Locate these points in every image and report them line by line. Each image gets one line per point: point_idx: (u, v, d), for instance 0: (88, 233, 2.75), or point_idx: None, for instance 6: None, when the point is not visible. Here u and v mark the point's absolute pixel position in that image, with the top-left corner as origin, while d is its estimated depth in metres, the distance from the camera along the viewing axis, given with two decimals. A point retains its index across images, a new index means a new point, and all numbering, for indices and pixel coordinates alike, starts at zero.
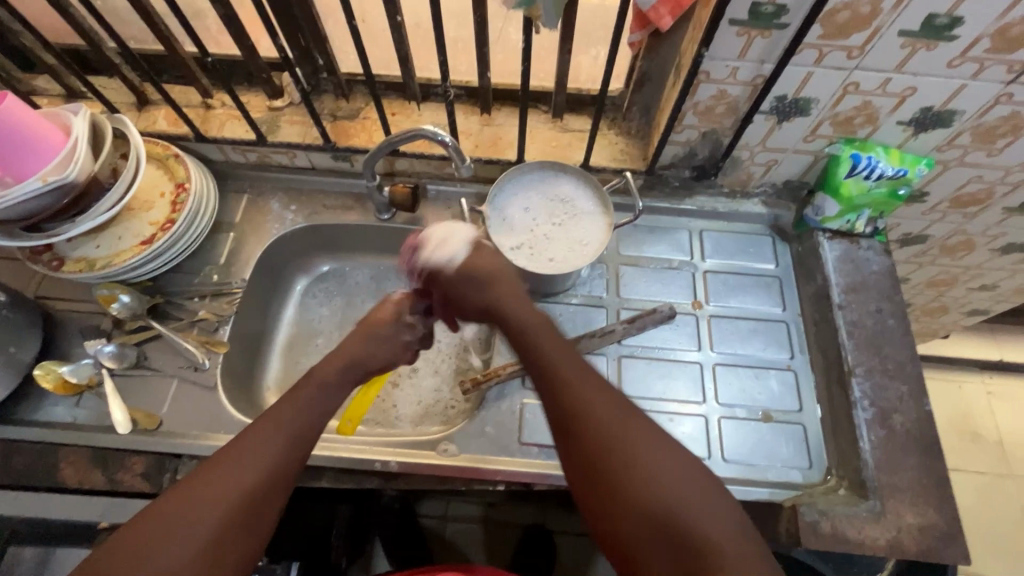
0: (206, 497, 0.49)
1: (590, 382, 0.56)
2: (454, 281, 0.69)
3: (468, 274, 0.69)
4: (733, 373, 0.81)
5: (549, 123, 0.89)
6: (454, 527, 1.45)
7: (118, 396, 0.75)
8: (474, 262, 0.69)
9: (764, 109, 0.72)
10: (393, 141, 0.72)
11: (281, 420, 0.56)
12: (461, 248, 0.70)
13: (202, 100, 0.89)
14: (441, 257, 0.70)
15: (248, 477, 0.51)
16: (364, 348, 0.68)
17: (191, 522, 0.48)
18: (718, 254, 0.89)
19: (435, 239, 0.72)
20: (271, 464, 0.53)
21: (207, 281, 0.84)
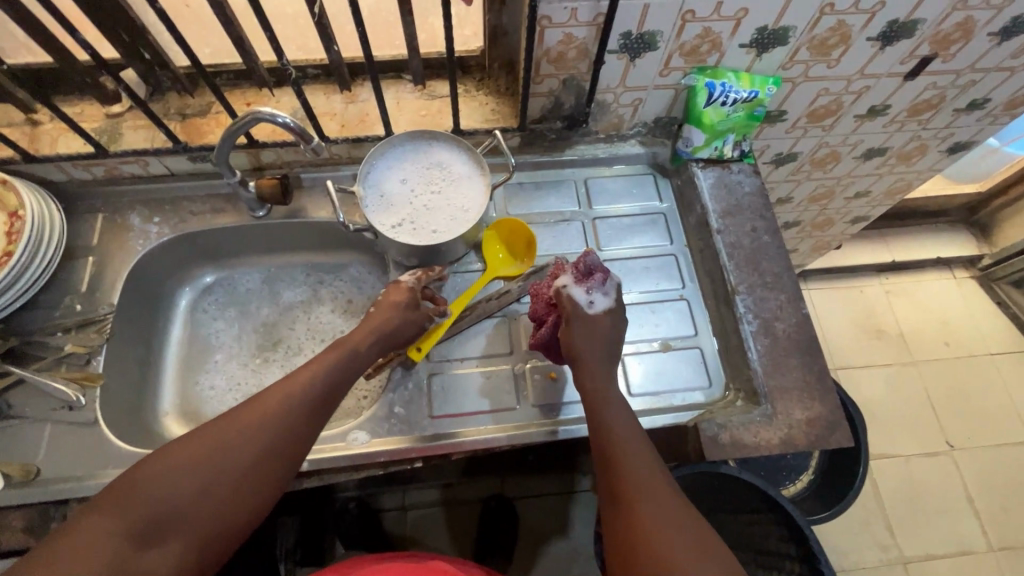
0: (252, 424, 0.53)
1: (638, 448, 0.58)
2: (573, 323, 0.67)
3: (591, 327, 0.67)
4: (631, 311, 0.84)
5: (414, 92, 0.86)
6: (418, 513, 1.44)
7: None
8: (599, 321, 0.68)
9: (613, 48, 0.73)
10: (236, 126, 0.69)
11: (319, 377, 0.60)
12: (606, 310, 0.69)
13: (26, 117, 0.80)
14: (582, 298, 0.68)
15: (284, 418, 0.55)
16: (397, 322, 0.71)
17: (233, 445, 0.52)
18: (604, 199, 0.91)
19: (574, 296, 0.68)
20: (304, 409, 0.57)
21: (70, 312, 0.77)
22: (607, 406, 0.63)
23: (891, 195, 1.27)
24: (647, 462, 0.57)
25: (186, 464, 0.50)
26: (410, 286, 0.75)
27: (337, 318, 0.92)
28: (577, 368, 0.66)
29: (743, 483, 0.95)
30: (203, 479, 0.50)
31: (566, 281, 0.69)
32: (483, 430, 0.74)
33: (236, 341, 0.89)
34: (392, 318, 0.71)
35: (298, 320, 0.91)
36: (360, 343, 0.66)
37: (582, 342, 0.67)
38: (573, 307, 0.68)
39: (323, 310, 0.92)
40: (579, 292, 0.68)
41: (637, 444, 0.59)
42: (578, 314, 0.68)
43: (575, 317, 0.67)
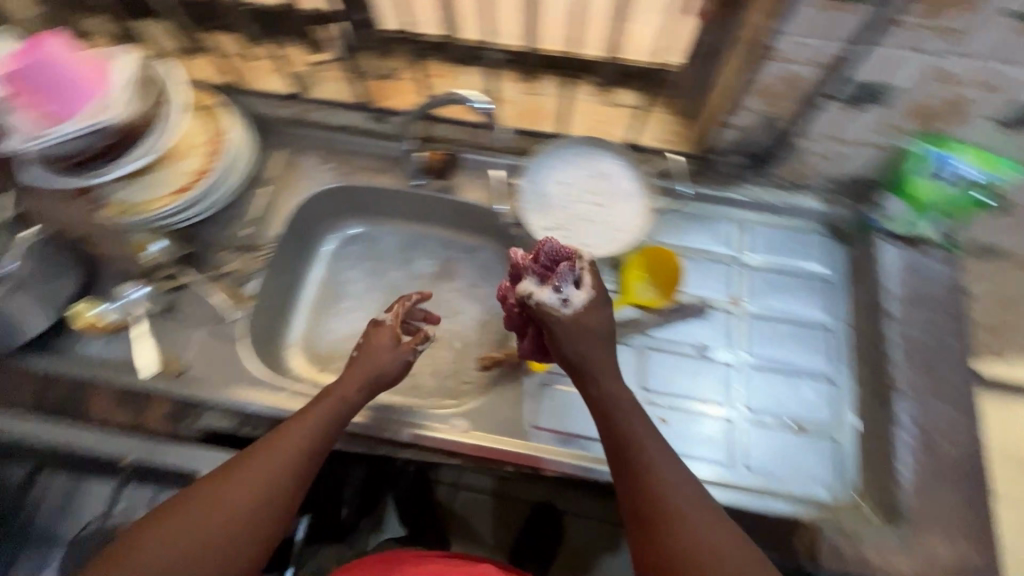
0: (232, 482, 0.51)
1: (670, 468, 0.53)
2: (553, 332, 0.61)
3: (576, 330, 0.60)
4: (765, 378, 0.76)
5: (595, 96, 0.84)
6: (467, 495, 1.44)
7: (152, 338, 0.77)
8: (586, 319, 0.61)
9: (836, 95, 0.66)
10: (428, 104, 0.70)
11: (310, 429, 0.57)
12: (585, 300, 0.61)
13: (245, 50, 0.88)
14: (554, 300, 0.61)
15: (272, 479, 0.53)
16: (378, 363, 0.65)
17: (216, 516, 0.50)
18: (764, 250, 0.83)
19: (546, 296, 0.61)
20: (294, 464, 0.54)
21: (239, 234, 0.85)
22: (632, 424, 0.56)
23: None
24: (679, 485, 0.52)
25: (167, 542, 0.48)
26: (386, 322, 0.69)
27: (458, 298, 0.93)
28: (580, 380, 0.60)
29: None
30: (186, 544, 0.48)
31: (529, 288, 0.62)
32: (582, 456, 0.71)
33: (364, 295, 0.93)
34: (373, 363, 0.65)
35: (423, 290, 0.93)
36: (352, 390, 0.62)
37: (571, 350, 0.60)
38: (549, 318, 0.61)
39: (448, 287, 0.93)
40: (547, 295, 0.61)
41: (667, 462, 0.53)
42: (557, 320, 0.60)
43: (555, 324, 0.60)
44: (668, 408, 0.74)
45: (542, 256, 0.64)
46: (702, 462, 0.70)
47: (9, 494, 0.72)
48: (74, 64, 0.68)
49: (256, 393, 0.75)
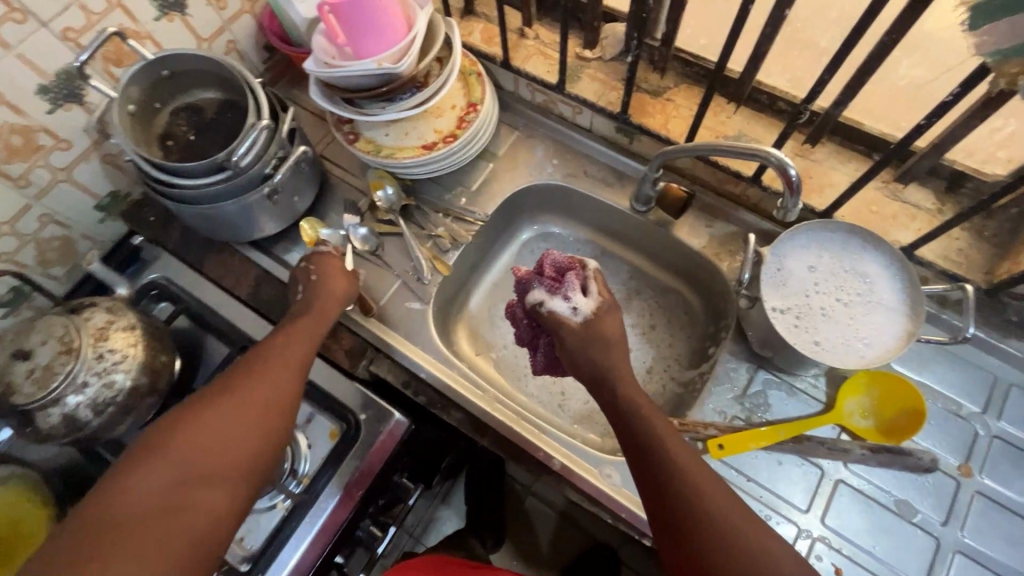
0: (224, 408, 0.55)
1: (689, 457, 0.55)
2: (568, 341, 0.65)
3: (590, 337, 0.64)
4: (976, 573, 0.63)
5: (881, 182, 0.72)
6: (535, 502, 1.36)
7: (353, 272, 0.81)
8: (601, 325, 0.65)
9: None
10: (722, 148, 0.63)
11: (295, 345, 0.64)
12: (592, 306, 0.66)
13: (520, 26, 0.87)
14: (565, 309, 0.66)
15: (273, 380, 0.59)
16: (333, 283, 0.72)
17: (228, 411, 0.55)
18: (1023, 424, 0.68)
19: (551, 303, 0.66)
20: (285, 368, 0.61)
21: (455, 201, 0.86)
22: (645, 414, 0.58)
23: None
24: (699, 472, 0.53)
25: (189, 437, 0.53)
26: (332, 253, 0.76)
27: (634, 334, 0.87)
28: (597, 392, 0.63)
29: None
30: (184, 469, 0.51)
31: (539, 297, 0.67)
32: None
33: None
34: (323, 296, 0.70)
35: None
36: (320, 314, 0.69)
37: (575, 353, 0.65)
38: (562, 327, 0.65)
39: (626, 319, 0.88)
40: (558, 304, 0.66)
41: (684, 449, 0.55)
42: (564, 326, 0.65)
43: (564, 330, 0.65)
44: (846, 557, 0.64)
45: (547, 267, 0.68)
46: None
47: (207, 364, 0.80)
48: (378, 9, 0.70)
49: (428, 360, 0.77)
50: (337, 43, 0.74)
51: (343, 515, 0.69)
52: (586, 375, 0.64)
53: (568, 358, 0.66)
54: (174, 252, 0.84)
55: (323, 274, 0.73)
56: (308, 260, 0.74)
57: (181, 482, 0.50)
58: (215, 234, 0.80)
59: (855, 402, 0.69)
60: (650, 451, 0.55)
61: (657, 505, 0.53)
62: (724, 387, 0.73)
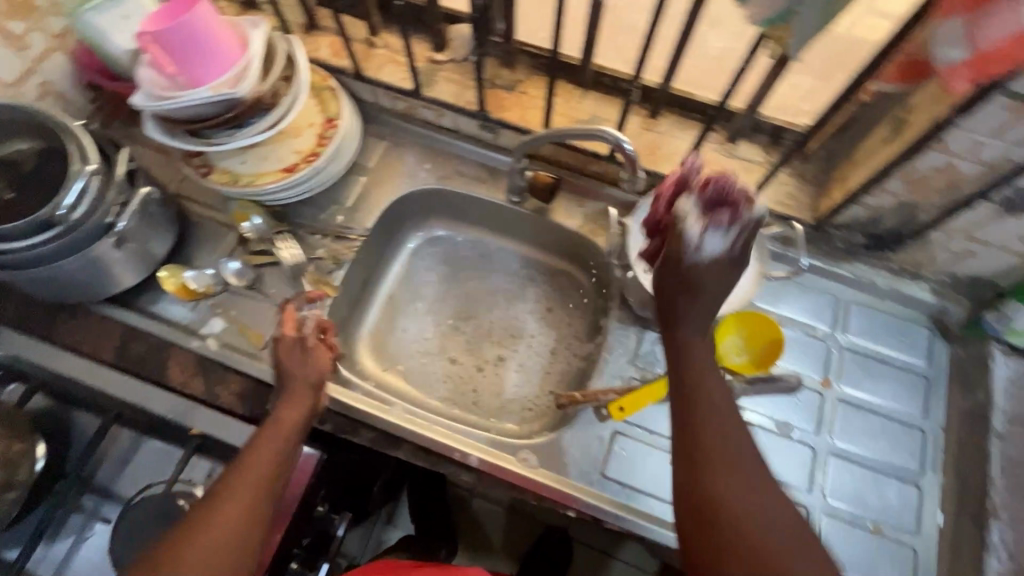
0: (208, 524, 0.50)
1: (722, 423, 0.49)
2: (669, 261, 0.54)
3: (689, 280, 0.53)
4: (848, 470, 0.73)
5: (718, 145, 0.80)
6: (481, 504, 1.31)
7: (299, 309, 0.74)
8: (701, 274, 0.53)
9: (993, 197, 0.61)
10: (564, 133, 0.68)
11: (266, 461, 0.56)
12: (725, 251, 0.53)
13: (367, 36, 0.87)
14: (694, 236, 0.53)
15: (239, 517, 0.51)
16: (306, 364, 0.65)
17: (189, 573, 0.47)
18: (863, 334, 0.79)
19: (688, 222, 0.54)
20: (256, 501, 0.53)
21: (332, 220, 0.84)
22: (699, 381, 0.51)
23: None
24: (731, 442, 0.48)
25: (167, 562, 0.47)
26: (304, 333, 0.66)
27: (534, 321, 0.90)
28: (675, 326, 0.54)
29: None
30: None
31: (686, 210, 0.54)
32: (650, 516, 0.69)
33: (436, 297, 0.91)
34: (302, 379, 0.64)
35: (496, 304, 0.91)
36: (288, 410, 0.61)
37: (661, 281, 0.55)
38: (682, 248, 0.53)
39: (523, 309, 0.90)
40: (692, 228, 0.53)
41: (723, 405, 0.50)
42: (677, 253, 0.54)
43: (673, 251, 0.54)
44: None
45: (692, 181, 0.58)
46: None
47: (78, 442, 0.72)
48: (201, 34, 0.66)
49: (329, 386, 0.75)
50: (165, 73, 0.70)
51: (273, 546, 0.66)
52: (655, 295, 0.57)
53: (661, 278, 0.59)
54: (13, 325, 0.75)
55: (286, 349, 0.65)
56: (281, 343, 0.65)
57: None
58: (63, 296, 0.72)
59: (727, 342, 0.76)
60: (692, 431, 0.49)
61: (701, 481, 0.47)
62: (615, 352, 0.78)
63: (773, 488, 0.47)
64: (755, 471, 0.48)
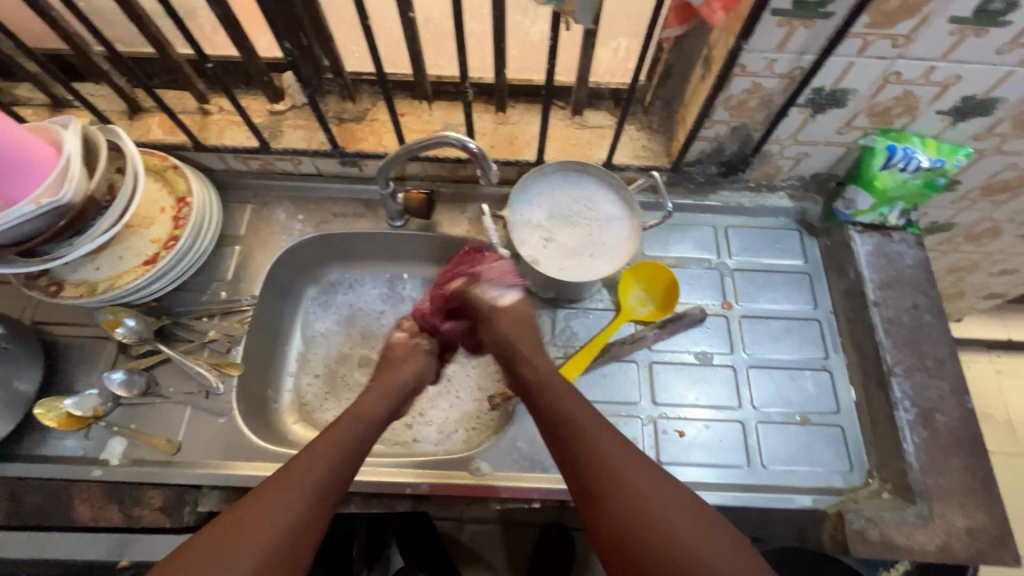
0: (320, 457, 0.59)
1: (595, 426, 0.62)
2: (490, 316, 0.75)
3: (506, 312, 0.75)
4: (767, 376, 0.78)
5: (567, 120, 0.84)
6: (472, 530, 1.28)
7: (173, 404, 0.74)
8: (515, 307, 0.75)
9: (800, 102, 0.69)
10: (411, 148, 0.68)
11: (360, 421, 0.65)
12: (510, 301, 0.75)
13: (198, 105, 0.84)
14: (495, 297, 0.75)
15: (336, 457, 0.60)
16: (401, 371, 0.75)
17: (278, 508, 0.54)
18: (745, 252, 0.86)
19: (483, 288, 0.76)
20: (351, 454, 0.62)
21: (215, 298, 0.80)
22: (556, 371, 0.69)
23: None
24: (603, 438, 0.62)
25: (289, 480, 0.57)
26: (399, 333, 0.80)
27: None
28: (515, 358, 0.72)
29: None
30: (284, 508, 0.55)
31: (483, 293, 0.75)
32: None
33: (351, 340, 0.89)
34: (396, 368, 0.75)
35: None
36: (371, 404, 0.69)
37: (498, 335, 0.74)
38: (490, 305, 0.75)
39: None
40: (482, 291, 0.75)
41: (587, 404, 0.65)
42: (490, 310, 0.75)
43: (488, 313, 0.75)
44: (682, 419, 0.75)
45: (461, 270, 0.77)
46: (720, 467, 0.72)
47: None
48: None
49: (257, 468, 0.70)
50: None
51: None
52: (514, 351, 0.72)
53: (492, 328, 0.74)
54: None
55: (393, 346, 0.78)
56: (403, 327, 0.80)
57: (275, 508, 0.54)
58: None
59: (628, 297, 0.81)
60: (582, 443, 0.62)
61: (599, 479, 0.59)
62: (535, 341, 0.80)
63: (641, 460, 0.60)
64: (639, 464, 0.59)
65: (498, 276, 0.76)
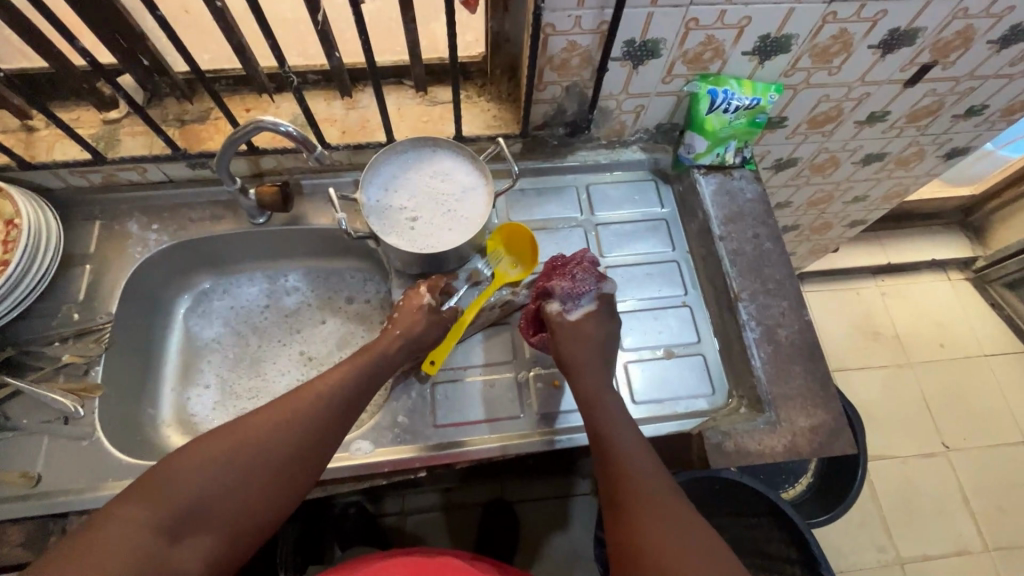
0: (300, 413, 0.59)
1: (635, 464, 0.61)
2: (559, 331, 0.73)
3: (577, 334, 0.72)
4: (634, 318, 0.83)
5: (416, 98, 0.85)
6: (420, 518, 1.28)
7: (29, 436, 0.70)
8: (583, 327, 0.73)
9: (616, 55, 0.73)
10: (236, 138, 0.68)
11: (356, 379, 0.65)
12: (580, 315, 0.74)
13: (20, 123, 0.79)
14: (569, 310, 0.74)
15: (320, 413, 0.60)
16: (422, 326, 0.73)
17: (249, 448, 0.55)
18: (606, 206, 0.90)
19: (553, 304, 0.75)
20: (337, 413, 0.61)
21: (68, 321, 0.77)
22: (586, 382, 0.69)
23: (889, 199, 1.27)
24: (647, 471, 0.61)
25: (262, 425, 0.57)
26: (428, 297, 0.75)
27: (338, 326, 0.90)
28: (570, 374, 0.70)
29: (744, 487, 0.95)
30: (253, 452, 0.55)
31: (553, 310, 0.74)
32: (486, 437, 0.74)
33: (232, 346, 0.88)
34: (415, 324, 0.72)
35: (296, 327, 0.89)
36: (378, 361, 0.68)
37: (569, 347, 0.71)
38: (563, 318, 0.73)
39: (325, 317, 0.90)
40: (554, 306, 0.74)
41: (620, 424, 0.66)
42: (563, 322, 0.73)
43: (561, 327, 0.73)
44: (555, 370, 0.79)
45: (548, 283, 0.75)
46: None
47: None
48: None
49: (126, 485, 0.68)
50: None
51: None
52: (577, 356, 0.71)
53: (562, 342, 0.72)
54: None
55: (410, 300, 0.75)
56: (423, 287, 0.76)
57: (244, 450, 0.55)
58: None
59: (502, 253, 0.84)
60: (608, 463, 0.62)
61: (620, 497, 0.60)
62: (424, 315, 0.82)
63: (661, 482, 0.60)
64: (657, 486, 0.60)
65: (577, 289, 0.74)
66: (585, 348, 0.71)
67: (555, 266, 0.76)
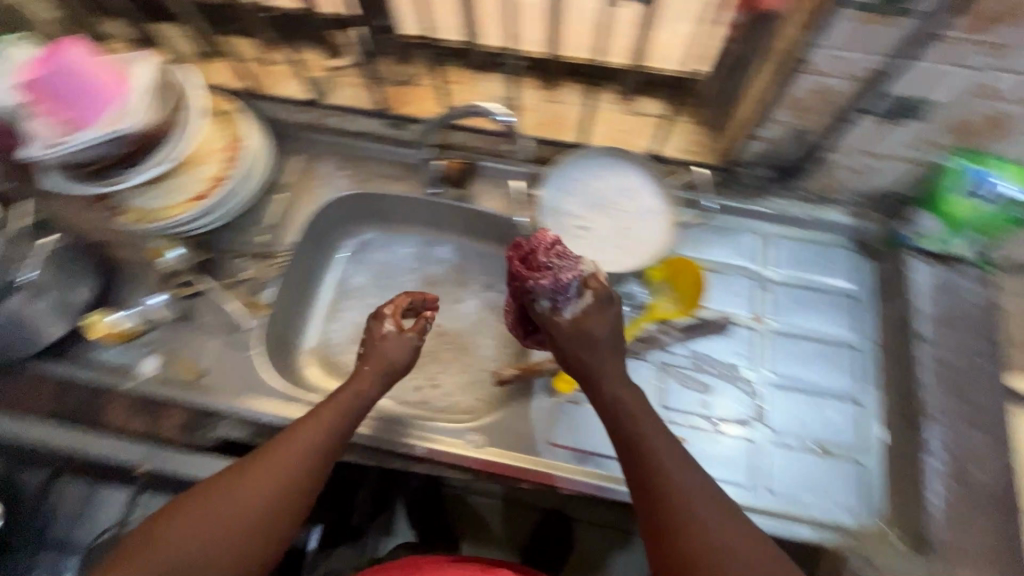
0: (282, 453, 0.55)
1: (686, 494, 0.51)
2: (555, 335, 0.60)
3: (579, 341, 0.59)
4: (789, 398, 0.74)
5: (617, 105, 0.82)
6: (478, 497, 1.22)
7: (206, 333, 0.79)
8: (588, 329, 0.59)
9: (871, 108, 0.63)
10: (449, 115, 0.69)
11: (343, 406, 0.60)
12: (578, 306, 0.60)
13: (265, 54, 0.87)
14: (562, 304, 0.60)
15: (305, 445, 0.56)
16: (390, 350, 0.66)
17: (232, 498, 0.52)
18: (789, 265, 0.81)
19: (541, 299, 0.61)
20: (329, 444, 0.57)
21: (257, 240, 0.85)
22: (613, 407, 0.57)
23: None
24: (703, 502, 0.51)
25: (245, 472, 0.53)
26: (385, 323, 0.68)
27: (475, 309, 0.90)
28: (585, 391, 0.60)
29: None
30: (240, 498, 0.52)
31: (543, 308, 0.61)
32: (597, 474, 0.69)
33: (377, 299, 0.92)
34: (386, 350, 0.66)
35: (436, 298, 0.91)
36: (365, 386, 0.63)
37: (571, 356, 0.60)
38: (551, 318, 0.60)
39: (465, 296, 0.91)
40: (545, 302, 0.61)
41: (663, 441, 0.54)
42: (555, 324, 0.60)
43: (554, 327, 0.60)
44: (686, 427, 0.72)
45: (525, 274, 0.61)
46: (724, 484, 0.69)
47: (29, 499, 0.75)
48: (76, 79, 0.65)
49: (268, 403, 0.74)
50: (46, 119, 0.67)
51: None
52: (587, 376, 0.59)
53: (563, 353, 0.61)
54: None
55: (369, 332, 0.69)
56: (382, 312, 0.70)
57: (232, 503, 0.51)
58: None
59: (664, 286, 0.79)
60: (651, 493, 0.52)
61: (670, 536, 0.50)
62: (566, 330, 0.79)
63: (718, 514, 0.50)
64: (715, 522, 0.50)
65: (562, 283, 0.59)
66: (611, 364, 0.59)
67: (539, 249, 0.61)
